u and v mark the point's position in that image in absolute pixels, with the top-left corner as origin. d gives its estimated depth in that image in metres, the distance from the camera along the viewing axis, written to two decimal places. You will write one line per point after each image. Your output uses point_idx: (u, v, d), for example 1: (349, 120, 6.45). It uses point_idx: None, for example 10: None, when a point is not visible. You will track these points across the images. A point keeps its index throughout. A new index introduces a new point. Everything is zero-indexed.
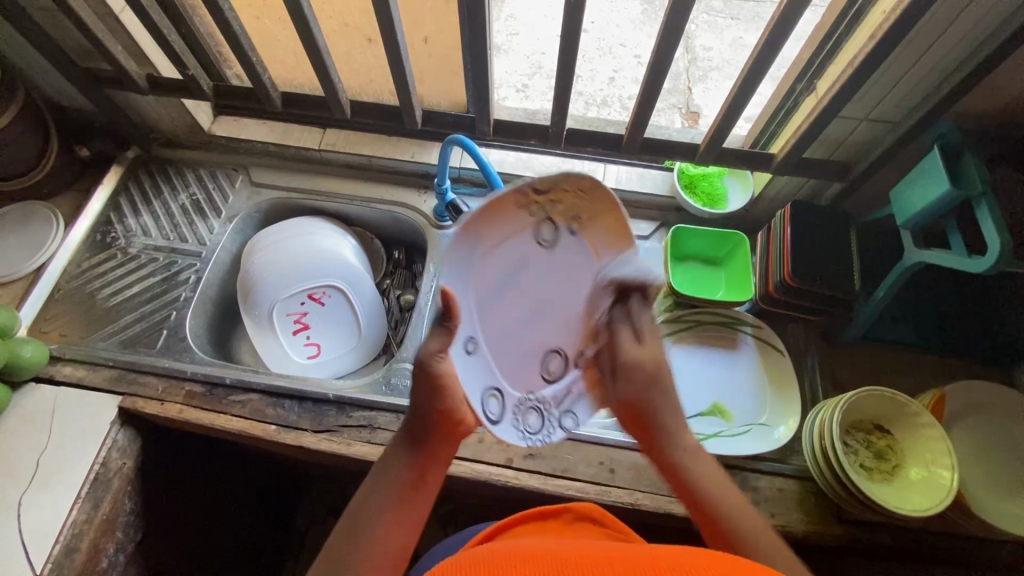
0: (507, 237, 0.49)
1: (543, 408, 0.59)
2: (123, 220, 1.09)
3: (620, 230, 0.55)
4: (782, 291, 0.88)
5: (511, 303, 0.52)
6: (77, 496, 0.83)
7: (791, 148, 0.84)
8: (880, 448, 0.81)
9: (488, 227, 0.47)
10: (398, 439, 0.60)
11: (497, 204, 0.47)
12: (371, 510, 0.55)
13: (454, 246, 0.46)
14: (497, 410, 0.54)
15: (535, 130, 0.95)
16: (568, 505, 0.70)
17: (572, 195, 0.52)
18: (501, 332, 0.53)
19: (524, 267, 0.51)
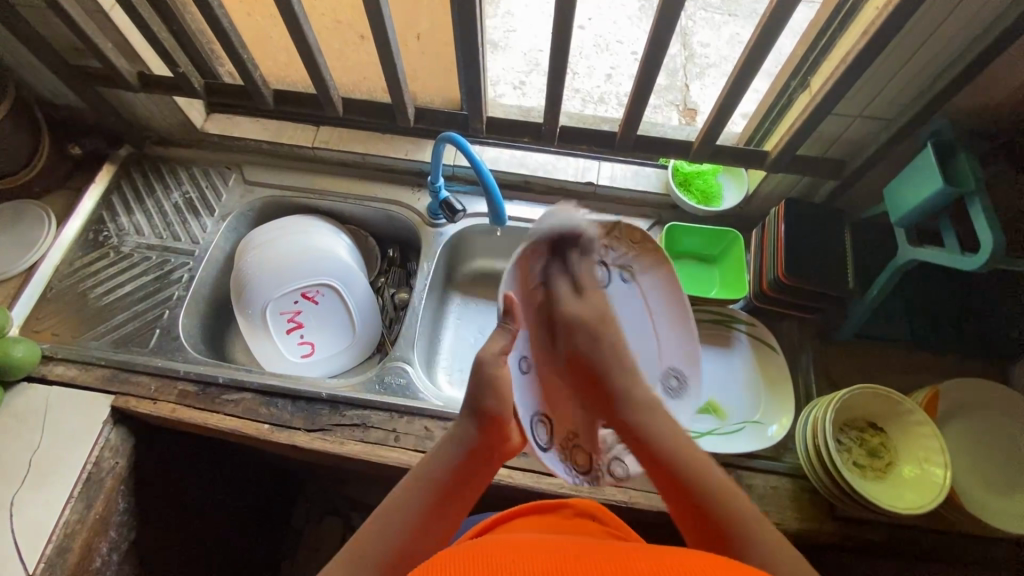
0: (574, 268, 0.71)
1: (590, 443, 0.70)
2: (116, 219, 1.08)
3: (667, 284, 0.79)
4: (776, 289, 0.87)
5: (572, 321, 0.70)
6: (69, 495, 0.83)
7: (785, 145, 0.84)
8: (874, 446, 0.81)
9: (548, 258, 0.69)
10: (451, 433, 0.61)
11: (552, 243, 0.69)
12: (407, 507, 0.55)
13: (525, 265, 0.66)
14: (544, 435, 0.65)
15: (529, 127, 0.95)
16: (567, 501, 0.70)
17: (622, 243, 0.76)
18: (557, 347, 0.69)
19: (584, 298, 0.70)
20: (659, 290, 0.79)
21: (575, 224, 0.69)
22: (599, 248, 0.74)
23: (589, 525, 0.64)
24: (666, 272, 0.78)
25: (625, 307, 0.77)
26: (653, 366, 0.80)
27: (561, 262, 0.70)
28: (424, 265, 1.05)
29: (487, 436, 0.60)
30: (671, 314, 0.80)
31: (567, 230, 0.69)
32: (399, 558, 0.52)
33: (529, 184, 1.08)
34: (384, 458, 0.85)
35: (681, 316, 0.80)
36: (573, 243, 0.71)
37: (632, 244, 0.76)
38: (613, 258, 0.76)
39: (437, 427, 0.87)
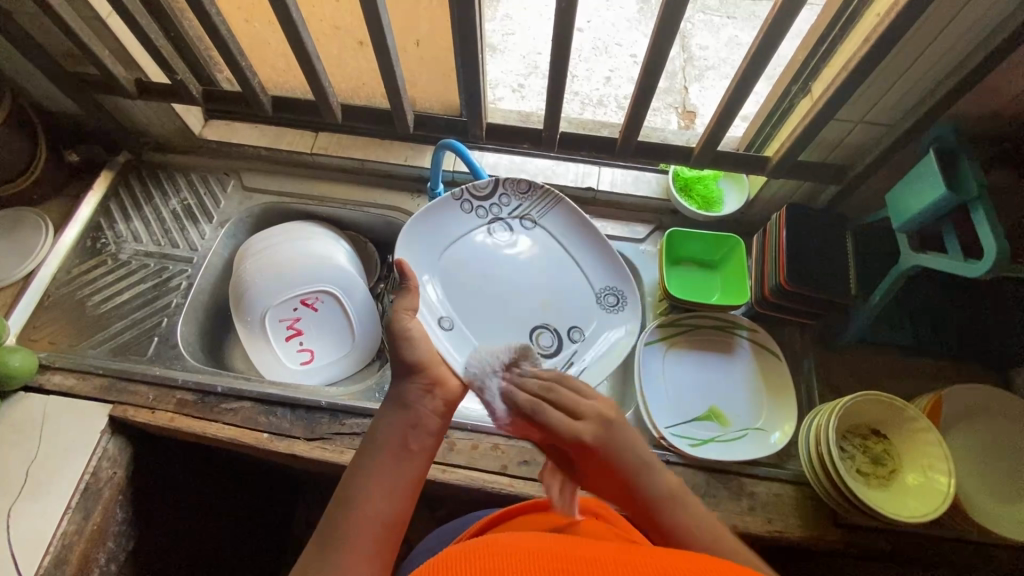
0: (468, 231, 0.91)
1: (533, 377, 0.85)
2: (114, 226, 1.08)
3: (568, 216, 0.93)
4: (778, 295, 0.87)
5: (485, 273, 0.90)
6: (67, 506, 0.82)
7: (786, 150, 0.83)
8: (877, 453, 0.80)
9: (444, 224, 0.90)
10: (388, 402, 0.64)
11: (448, 210, 0.90)
12: (366, 469, 0.56)
13: (424, 234, 0.88)
14: (480, 380, 0.79)
15: (529, 133, 0.94)
16: (571, 500, 0.69)
17: (512, 198, 0.93)
18: (468, 300, 0.88)
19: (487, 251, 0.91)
20: (561, 224, 0.94)
21: (444, 200, 0.89)
22: (495, 204, 0.93)
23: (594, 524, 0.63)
24: (561, 210, 0.93)
25: (531, 248, 0.93)
26: (583, 291, 0.92)
27: (456, 224, 0.91)
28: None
29: (419, 382, 0.66)
30: (579, 241, 0.93)
31: (440, 205, 0.89)
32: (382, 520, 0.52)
33: None
34: None
35: (585, 234, 0.93)
36: (463, 208, 0.91)
37: (520, 194, 0.93)
38: (507, 213, 0.93)
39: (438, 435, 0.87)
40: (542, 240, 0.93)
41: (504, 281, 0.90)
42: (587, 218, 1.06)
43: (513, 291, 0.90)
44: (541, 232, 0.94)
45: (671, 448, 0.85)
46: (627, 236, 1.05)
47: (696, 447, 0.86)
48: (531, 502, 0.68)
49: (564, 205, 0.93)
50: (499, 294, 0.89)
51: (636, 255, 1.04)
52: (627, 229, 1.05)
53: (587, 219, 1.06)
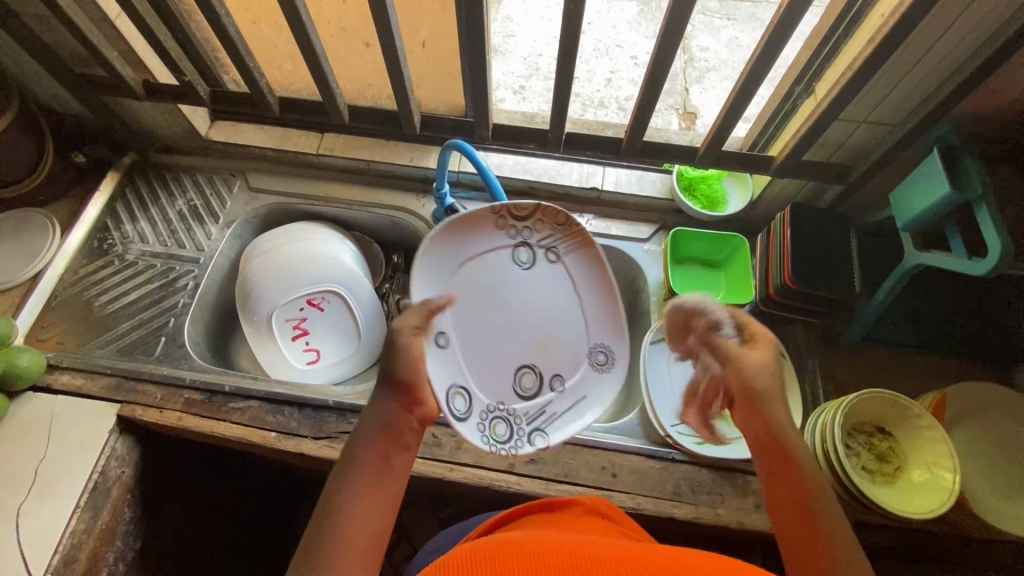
0: (487, 252, 0.72)
1: (511, 419, 0.71)
2: (120, 226, 1.08)
3: (594, 260, 0.75)
4: (783, 294, 0.88)
5: (484, 309, 0.71)
6: (75, 505, 0.82)
7: (790, 150, 0.84)
8: (882, 450, 0.81)
9: (471, 247, 0.71)
10: (367, 411, 0.58)
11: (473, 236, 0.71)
12: (344, 491, 0.53)
13: (439, 249, 0.69)
14: (461, 405, 0.67)
15: (534, 133, 0.95)
16: (579, 498, 0.69)
17: (545, 224, 0.74)
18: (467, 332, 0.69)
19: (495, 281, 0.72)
20: (584, 267, 0.75)
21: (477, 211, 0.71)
22: (527, 227, 0.74)
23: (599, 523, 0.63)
24: (593, 252, 0.74)
25: (543, 288, 0.74)
26: (575, 344, 0.75)
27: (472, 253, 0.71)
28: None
29: (401, 398, 0.59)
30: (595, 291, 0.75)
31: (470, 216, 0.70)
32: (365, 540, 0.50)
33: (533, 189, 1.09)
34: None
35: (605, 286, 0.75)
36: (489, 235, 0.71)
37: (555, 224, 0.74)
38: (535, 240, 0.74)
39: (445, 434, 0.87)
40: (562, 281, 0.74)
41: (495, 328, 0.71)
42: (592, 218, 1.07)
43: (506, 335, 0.71)
44: (563, 273, 0.75)
45: (676, 446, 0.86)
46: (631, 236, 1.05)
47: (702, 445, 0.86)
48: (539, 501, 0.68)
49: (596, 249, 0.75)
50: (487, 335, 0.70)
51: (641, 255, 1.04)
52: (631, 228, 1.06)
53: (591, 219, 1.07)
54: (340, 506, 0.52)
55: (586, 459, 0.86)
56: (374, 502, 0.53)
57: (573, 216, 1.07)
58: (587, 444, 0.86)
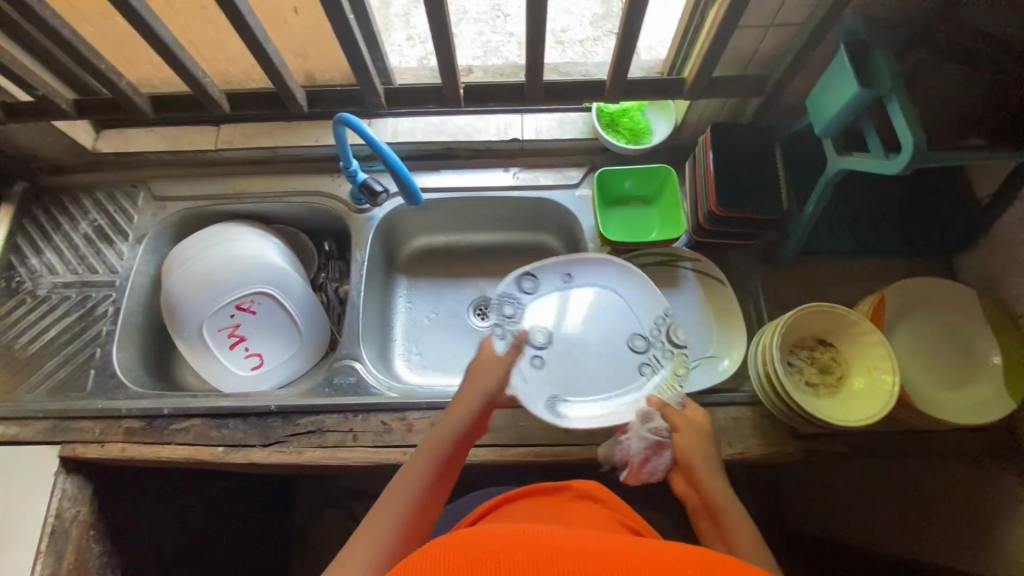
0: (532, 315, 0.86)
1: (653, 362, 0.85)
2: (25, 262, 1.02)
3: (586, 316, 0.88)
4: (712, 222, 0.85)
5: (566, 348, 0.86)
6: (36, 553, 0.82)
7: (699, 69, 0.79)
8: (825, 362, 0.81)
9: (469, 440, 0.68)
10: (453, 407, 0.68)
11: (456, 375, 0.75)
12: (423, 467, 0.62)
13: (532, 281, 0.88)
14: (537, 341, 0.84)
15: (432, 92, 0.86)
16: (574, 483, 0.76)
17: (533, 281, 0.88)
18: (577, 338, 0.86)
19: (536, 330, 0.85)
20: (578, 317, 0.88)
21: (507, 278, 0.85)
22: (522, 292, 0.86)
23: (595, 514, 0.69)
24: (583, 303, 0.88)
25: (563, 323, 0.87)
26: (619, 358, 0.86)
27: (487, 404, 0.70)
28: (525, 270, 0.87)
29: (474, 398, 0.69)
30: (592, 326, 0.88)
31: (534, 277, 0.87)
32: (426, 508, 0.60)
33: (452, 150, 1.04)
34: (345, 460, 0.84)
35: (597, 344, 0.87)
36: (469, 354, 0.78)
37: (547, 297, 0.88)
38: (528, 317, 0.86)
39: (395, 420, 0.86)
40: (583, 319, 0.88)
41: (569, 331, 0.87)
42: (518, 170, 1.04)
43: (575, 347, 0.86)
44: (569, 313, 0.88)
45: None
46: (561, 183, 1.02)
47: None
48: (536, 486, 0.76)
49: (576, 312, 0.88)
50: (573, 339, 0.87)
51: (572, 202, 1.01)
52: (560, 175, 1.03)
53: (518, 172, 1.04)
54: (413, 478, 0.61)
55: (539, 420, 0.85)
56: (445, 477, 0.63)
57: (499, 171, 1.04)
58: None
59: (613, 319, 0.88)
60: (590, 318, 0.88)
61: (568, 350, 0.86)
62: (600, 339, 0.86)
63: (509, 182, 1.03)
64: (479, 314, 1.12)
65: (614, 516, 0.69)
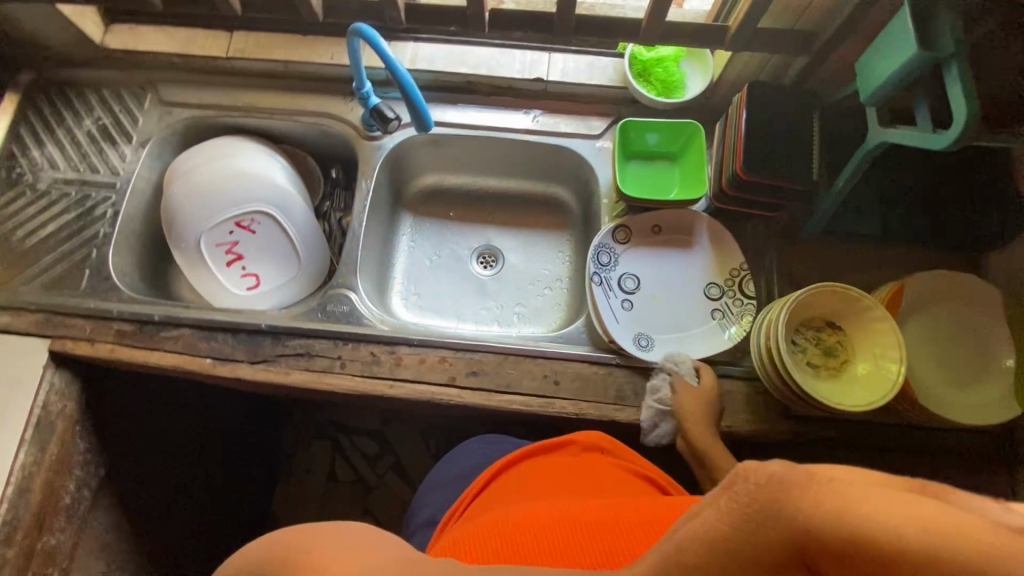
0: (618, 263, 0.89)
1: (725, 310, 0.87)
2: (26, 153, 1.00)
3: (669, 263, 0.90)
4: (735, 187, 0.81)
5: (648, 295, 0.89)
6: (21, 440, 0.83)
7: (746, 17, 0.73)
8: (830, 345, 0.77)
9: None
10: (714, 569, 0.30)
11: (716, 510, 0.31)
12: None
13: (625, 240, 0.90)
14: (626, 288, 0.88)
15: (455, 13, 0.80)
16: (577, 436, 0.77)
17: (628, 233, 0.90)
18: (660, 287, 0.89)
19: (620, 280, 0.88)
20: (660, 266, 0.90)
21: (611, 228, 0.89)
22: (609, 245, 0.89)
23: (605, 469, 0.72)
24: (668, 254, 0.90)
25: (648, 272, 0.90)
26: (695, 304, 0.88)
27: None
28: (618, 222, 0.90)
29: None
30: (675, 274, 0.90)
31: (625, 229, 0.90)
32: None
33: (472, 84, 0.99)
34: (331, 386, 0.83)
35: (676, 290, 0.89)
36: (773, 468, 0.30)
37: (634, 248, 0.90)
38: (617, 266, 0.89)
39: (384, 352, 0.85)
40: (664, 270, 0.90)
41: (653, 281, 0.89)
42: (539, 114, 0.99)
43: (659, 295, 0.89)
44: (652, 263, 0.90)
45: (619, 351, 0.84)
46: (581, 132, 0.97)
47: (648, 349, 0.84)
48: (532, 446, 0.76)
49: (660, 263, 0.90)
50: (656, 289, 0.89)
51: (591, 153, 0.97)
52: (581, 123, 0.98)
53: (539, 116, 0.99)
54: None
55: (528, 369, 0.84)
56: None
57: (519, 113, 0.99)
58: (530, 354, 0.84)
59: (692, 278, 0.89)
60: (670, 274, 0.89)
61: (652, 297, 0.88)
62: (680, 301, 0.88)
63: (528, 126, 0.98)
64: (482, 262, 1.09)
65: (621, 467, 0.73)
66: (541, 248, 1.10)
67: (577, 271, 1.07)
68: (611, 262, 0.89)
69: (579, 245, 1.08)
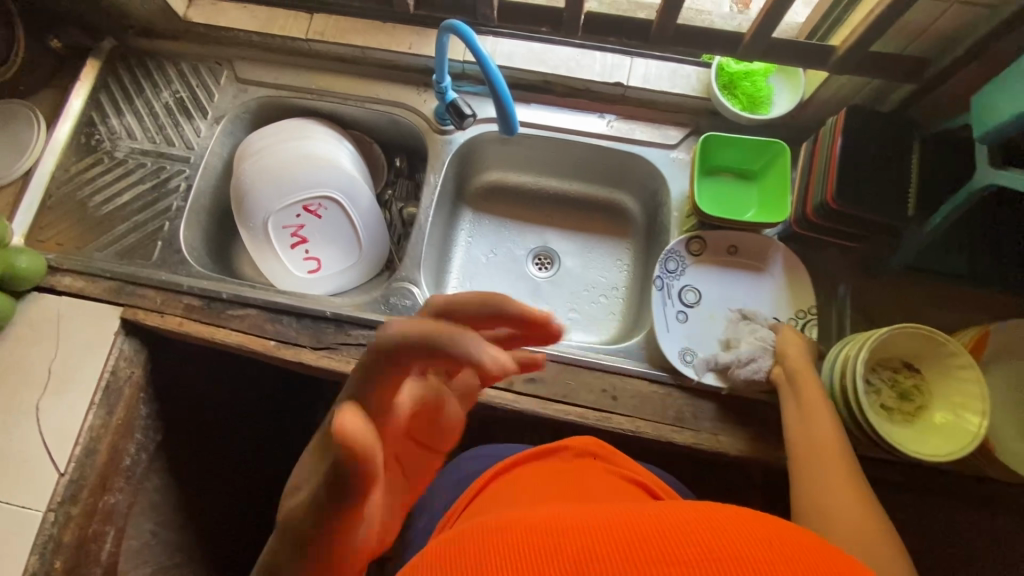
0: (684, 273, 0.88)
1: None
2: (106, 121, 1.02)
3: (735, 285, 0.88)
4: (822, 215, 0.77)
5: (710, 316, 0.87)
6: (90, 402, 0.86)
7: (860, 40, 0.69)
8: (906, 388, 0.75)
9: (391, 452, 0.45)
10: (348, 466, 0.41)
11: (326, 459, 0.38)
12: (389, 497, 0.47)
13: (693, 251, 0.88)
14: (688, 300, 0.87)
15: (550, 14, 0.78)
16: (567, 442, 0.73)
17: (698, 247, 0.88)
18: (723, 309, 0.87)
19: (682, 292, 0.87)
20: (725, 288, 0.88)
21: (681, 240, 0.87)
22: (678, 253, 0.87)
23: (597, 471, 0.67)
24: (735, 277, 0.88)
25: (712, 291, 0.88)
26: None
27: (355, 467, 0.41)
28: (693, 233, 0.88)
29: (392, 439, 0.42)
30: (740, 298, 0.88)
31: (694, 243, 0.88)
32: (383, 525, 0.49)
33: (549, 84, 0.97)
34: None
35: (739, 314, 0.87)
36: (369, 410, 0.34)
37: (701, 263, 0.88)
38: (682, 279, 0.87)
39: None
40: (730, 293, 0.88)
41: (716, 303, 0.87)
42: (614, 119, 0.96)
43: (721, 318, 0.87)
44: (717, 285, 0.88)
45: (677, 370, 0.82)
46: (657, 141, 0.95)
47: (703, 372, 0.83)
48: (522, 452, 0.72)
49: (725, 286, 0.88)
50: (719, 311, 0.87)
51: (665, 164, 0.95)
52: (658, 132, 0.95)
53: (613, 121, 0.96)
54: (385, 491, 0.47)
55: (586, 381, 0.83)
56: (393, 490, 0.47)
57: (594, 116, 0.97)
58: (589, 366, 0.83)
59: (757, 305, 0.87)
60: (735, 298, 0.88)
61: (714, 318, 0.87)
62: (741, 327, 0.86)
63: (603, 130, 0.96)
64: (538, 263, 1.09)
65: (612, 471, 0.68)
66: (599, 254, 1.08)
67: (635, 281, 1.05)
68: (677, 272, 0.87)
69: (639, 255, 1.06)
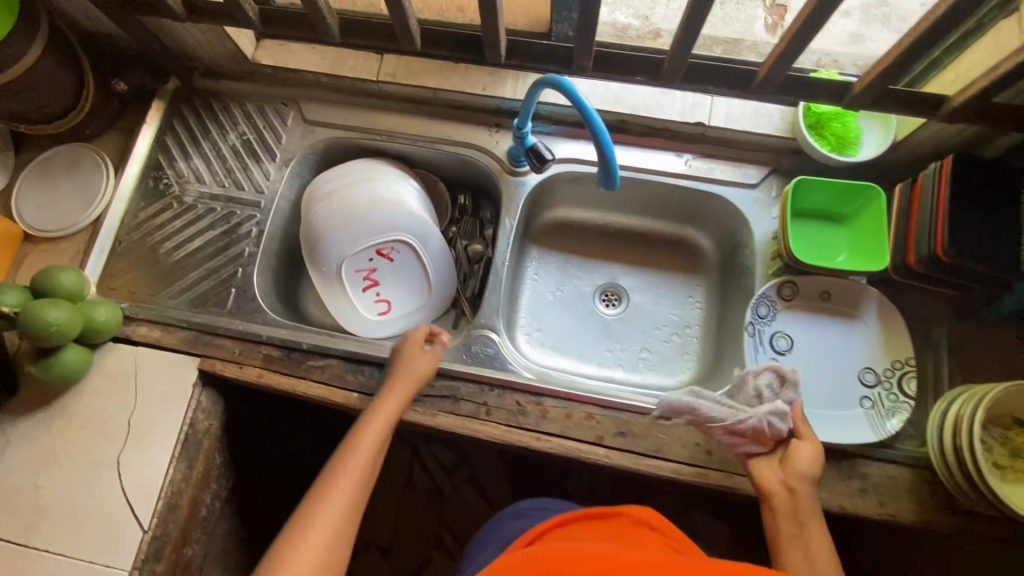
0: (774, 318, 0.87)
1: (879, 398, 0.81)
2: (173, 164, 1.01)
3: (824, 333, 0.86)
4: (926, 265, 0.76)
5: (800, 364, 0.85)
6: (171, 456, 0.85)
7: (979, 93, 0.67)
8: (1017, 446, 0.73)
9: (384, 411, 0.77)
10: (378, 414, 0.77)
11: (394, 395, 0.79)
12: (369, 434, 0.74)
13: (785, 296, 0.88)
14: (777, 347, 0.86)
15: (647, 63, 0.77)
16: (625, 508, 0.69)
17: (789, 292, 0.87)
18: (812, 357, 0.85)
19: (771, 338, 0.86)
20: (812, 335, 0.86)
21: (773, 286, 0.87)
22: (769, 297, 0.87)
23: (648, 536, 0.63)
24: (824, 324, 0.86)
25: (801, 338, 0.86)
26: (848, 384, 0.83)
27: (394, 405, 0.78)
28: (787, 278, 0.87)
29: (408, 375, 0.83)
30: (829, 346, 0.85)
31: (785, 288, 0.87)
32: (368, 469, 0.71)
33: (625, 123, 0.96)
34: (476, 433, 0.82)
35: (828, 364, 0.85)
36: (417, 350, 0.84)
37: (793, 310, 0.87)
38: (772, 324, 0.87)
39: (528, 401, 0.84)
40: (819, 341, 0.86)
41: (806, 350, 0.86)
42: (692, 158, 0.94)
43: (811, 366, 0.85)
44: (805, 332, 0.86)
45: None
46: (738, 181, 0.93)
47: None
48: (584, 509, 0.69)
49: (814, 333, 0.86)
50: (808, 359, 0.86)
51: (747, 204, 0.92)
52: (739, 172, 0.93)
53: (691, 160, 0.94)
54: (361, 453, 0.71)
55: (679, 435, 0.81)
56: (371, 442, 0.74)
57: (671, 155, 0.95)
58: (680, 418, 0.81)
59: (848, 354, 0.85)
60: (825, 346, 0.85)
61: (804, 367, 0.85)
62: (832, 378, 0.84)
63: (681, 170, 0.94)
64: (606, 300, 1.06)
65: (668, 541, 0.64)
66: (669, 291, 1.06)
67: (708, 320, 1.03)
68: (766, 317, 0.87)
69: (711, 293, 1.04)
